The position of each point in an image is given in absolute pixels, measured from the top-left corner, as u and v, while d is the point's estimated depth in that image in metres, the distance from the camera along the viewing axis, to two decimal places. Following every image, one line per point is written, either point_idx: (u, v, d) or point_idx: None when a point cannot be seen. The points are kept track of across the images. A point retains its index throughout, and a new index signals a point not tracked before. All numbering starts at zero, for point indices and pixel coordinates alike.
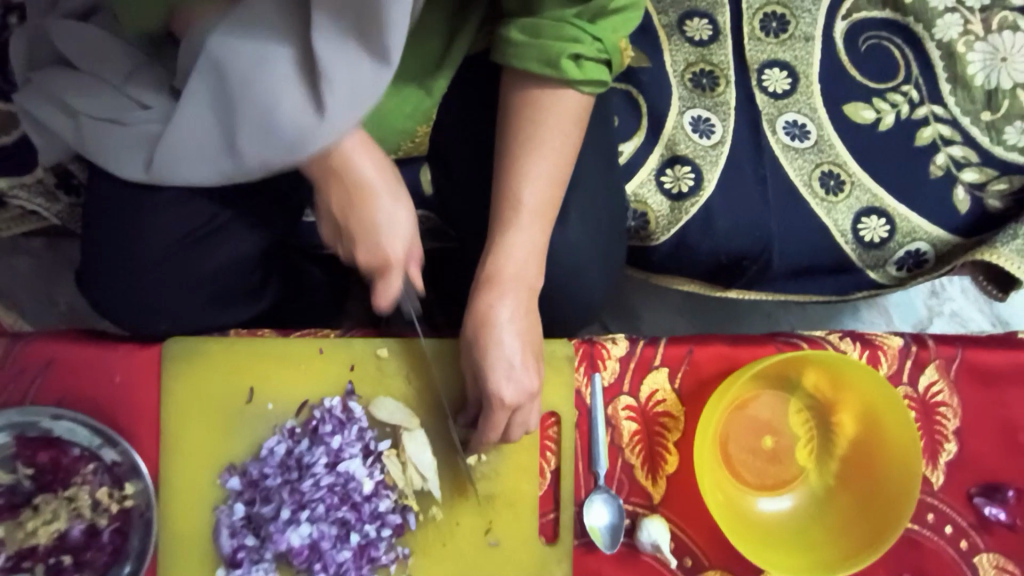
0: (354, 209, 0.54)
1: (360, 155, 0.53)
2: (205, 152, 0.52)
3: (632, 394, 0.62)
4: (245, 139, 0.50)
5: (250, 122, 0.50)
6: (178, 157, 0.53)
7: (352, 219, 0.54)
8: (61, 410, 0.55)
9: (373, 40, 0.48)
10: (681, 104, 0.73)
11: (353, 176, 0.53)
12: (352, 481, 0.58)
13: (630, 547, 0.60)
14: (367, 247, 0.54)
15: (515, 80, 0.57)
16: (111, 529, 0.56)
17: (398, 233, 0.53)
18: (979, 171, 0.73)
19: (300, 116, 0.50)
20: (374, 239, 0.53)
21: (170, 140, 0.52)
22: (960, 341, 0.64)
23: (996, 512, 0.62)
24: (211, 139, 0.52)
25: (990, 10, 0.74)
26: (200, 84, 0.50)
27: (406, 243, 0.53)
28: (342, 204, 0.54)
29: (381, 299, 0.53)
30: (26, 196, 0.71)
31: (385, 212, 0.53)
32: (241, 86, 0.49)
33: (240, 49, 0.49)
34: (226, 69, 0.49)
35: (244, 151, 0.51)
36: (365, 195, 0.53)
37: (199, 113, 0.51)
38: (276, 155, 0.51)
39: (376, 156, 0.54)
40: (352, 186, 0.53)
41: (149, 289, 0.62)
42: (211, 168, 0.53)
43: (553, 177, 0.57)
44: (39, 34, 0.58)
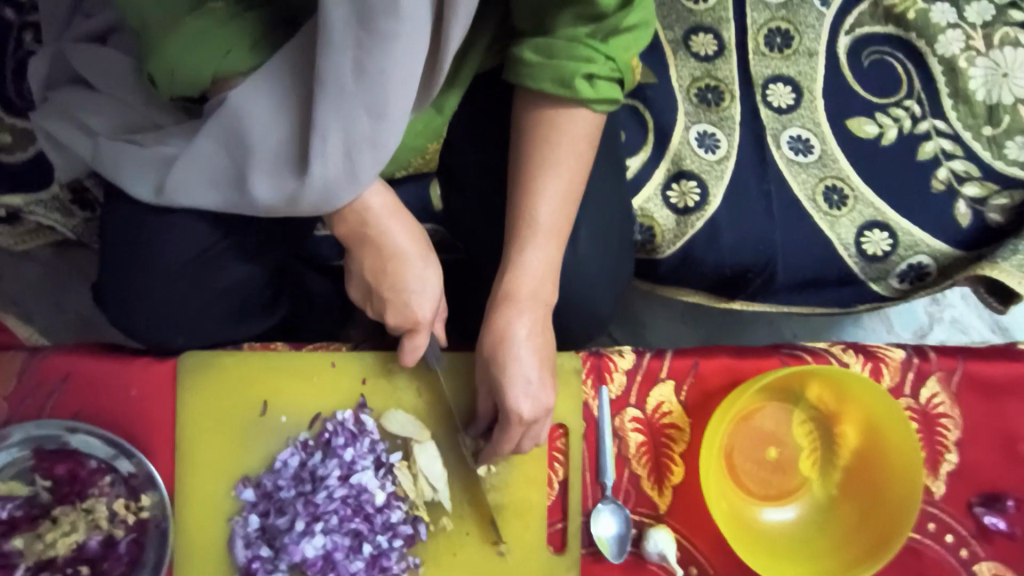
0: (387, 275, 0.56)
1: (393, 223, 0.55)
2: (217, 184, 0.53)
3: (639, 406, 0.63)
4: (258, 180, 0.51)
5: (264, 166, 0.51)
6: (189, 187, 0.54)
7: (385, 285, 0.56)
8: (76, 423, 0.56)
9: (377, 89, 0.48)
10: (687, 120, 0.74)
11: (386, 243, 0.55)
12: (364, 492, 0.59)
13: (637, 557, 0.61)
14: (397, 306, 0.56)
15: (527, 99, 0.58)
16: (127, 539, 0.57)
17: (428, 296, 0.56)
18: (981, 185, 0.74)
19: (314, 165, 0.51)
20: (396, 279, 0.56)
21: (184, 172, 0.53)
22: (961, 354, 0.66)
23: (996, 522, 0.63)
24: (225, 177, 0.53)
25: (992, 26, 0.75)
26: (216, 124, 0.51)
27: (433, 303, 0.56)
28: (375, 269, 0.56)
29: (408, 357, 0.57)
30: (44, 213, 0.72)
31: (418, 279, 0.56)
32: (258, 130, 0.50)
33: (259, 95, 0.50)
34: (242, 112, 0.50)
35: (255, 192, 0.52)
36: (399, 263, 0.55)
37: (213, 151, 0.52)
38: (285, 197, 0.52)
39: (409, 222, 0.56)
40: (386, 255, 0.55)
41: (164, 302, 0.63)
42: (221, 202, 0.54)
43: (567, 195, 0.58)
44: (57, 55, 0.59)
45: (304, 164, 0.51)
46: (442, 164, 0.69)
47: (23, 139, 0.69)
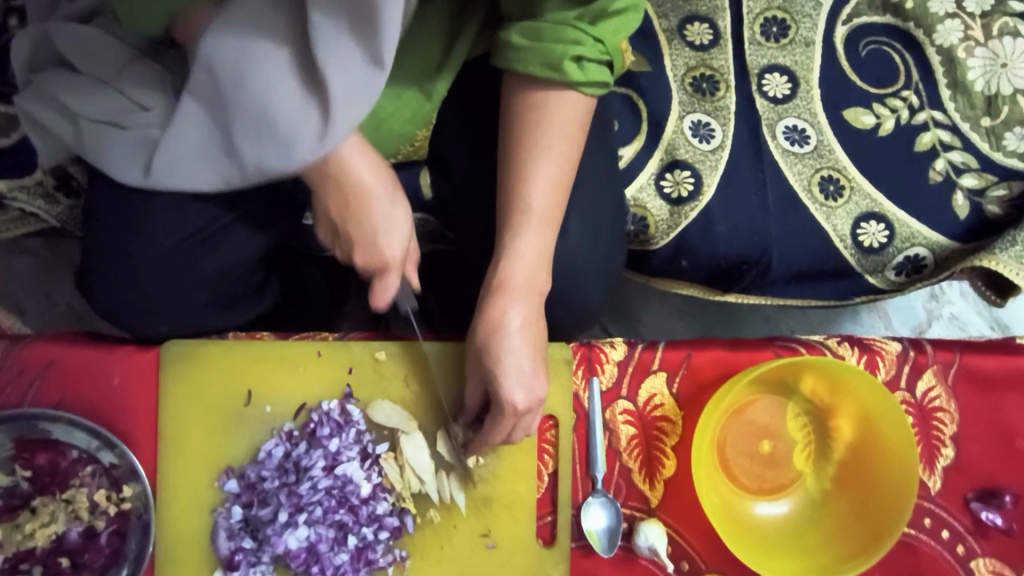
0: (350, 209, 0.54)
1: (356, 156, 0.53)
2: (204, 151, 0.52)
3: (630, 398, 0.62)
4: (241, 140, 0.50)
5: (246, 121, 0.50)
6: (177, 160, 0.53)
7: (350, 222, 0.54)
8: (57, 413, 0.55)
9: (367, 42, 0.48)
10: (681, 109, 0.73)
11: (350, 175, 0.53)
12: (349, 484, 0.58)
13: (627, 551, 0.60)
14: (365, 244, 0.54)
15: (516, 83, 0.57)
16: (109, 531, 0.56)
17: (394, 233, 0.54)
18: (979, 176, 0.73)
19: (294, 120, 0.49)
20: (361, 213, 0.54)
21: (170, 144, 0.53)
22: (958, 347, 0.65)
23: (994, 518, 0.62)
24: (210, 140, 0.52)
25: (990, 16, 0.74)
26: (196, 82, 0.50)
27: (403, 242, 0.54)
28: (338, 206, 0.54)
29: (378, 299, 0.54)
30: (27, 200, 0.71)
31: (384, 214, 0.54)
32: (235, 86, 0.49)
33: (228, 43, 0.48)
34: (218, 64, 0.49)
35: (241, 150, 0.51)
36: (361, 198, 0.53)
37: (196, 114, 0.51)
38: (271, 155, 0.51)
39: (374, 160, 0.54)
40: (347, 188, 0.53)
41: (149, 290, 0.62)
42: (209, 168, 0.53)
43: (559, 182, 0.57)
44: (41, 38, 0.57)
45: (286, 118, 0.49)
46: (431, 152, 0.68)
47: (8, 123, 0.67)
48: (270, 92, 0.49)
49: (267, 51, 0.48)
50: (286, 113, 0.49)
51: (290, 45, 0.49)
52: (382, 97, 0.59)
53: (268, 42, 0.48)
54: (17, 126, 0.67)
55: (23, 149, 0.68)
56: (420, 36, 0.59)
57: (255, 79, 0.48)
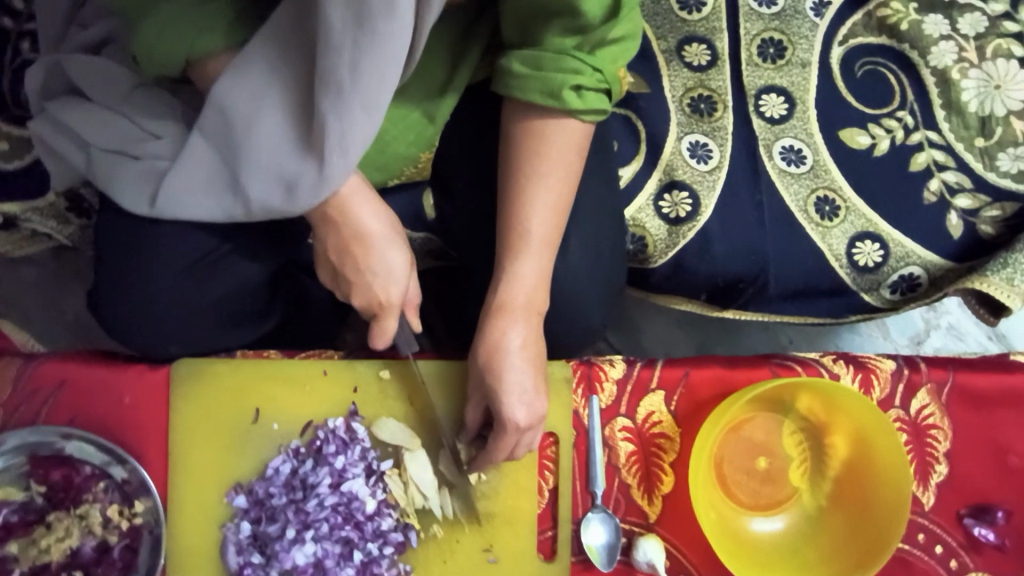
0: (349, 256, 0.56)
1: (361, 206, 0.54)
2: (209, 190, 0.54)
3: (629, 416, 0.63)
4: (247, 180, 0.52)
5: (255, 163, 0.51)
6: (182, 199, 0.54)
7: (348, 265, 0.56)
8: (70, 430, 0.57)
9: (370, 89, 0.47)
10: (679, 130, 0.75)
11: (351, 225, 0.54)
12: (355, 500, 0.59)
13: (626, 565, 0.62)
14: (361, 287, 0.56)
15: (516, 110, 0.58)
16: (121, 545, 0.58)
17: (393, 279, 0.55)
18: (972, 197, 0.74)
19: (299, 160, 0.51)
20: (360, 262, 0.55)
21: (178, 179, 0.54)
22: (951, 365, 0.66)
23: (985, 533, 0.64)
24: (218, 178, 0.53)
25: (985, 38, 0.75)
26: (207, 121, 0.52)
27: (401, 287, 0.56)
28: (337, 249, 0.56)
29: (377, 340, 0.57)
30: (40, 220, 0.74)
31: (382, 260, 0.55)
32: (246, 126, 0.50)
33: (241, 85, 0.50)
34: (230, 106, 0.50)
35: (247, 190, 0.52)
36: (362, 245, 0.55)
37: (204, 151, 0.52)
38: (277, 194, 0.52)
39: (374, 205, 0.55)
40: (347, 236, 0.55)
41: (159, 309, 0.64)
42: (215, 206, 0.54)
43: (558, 206, 0.58)
44: (55, 67, 0.59)
45: (295, 157, 0.51)
46: (434, 173, 0.69)
47: (21, 146, 0.70)
48: (280, 134, 0.50)
49: (280, 93, 0.50)
50: (295, 151, 0.51)
51: (302, 85, 0.50)
52: (386, 121, 0.61)
53: (283, 89, 0.50)
54: (31, 147, 0.71)
55: (35, 170, 0.71)
56: (424, 60, 0.61)
57: (266, 122, 0.50)
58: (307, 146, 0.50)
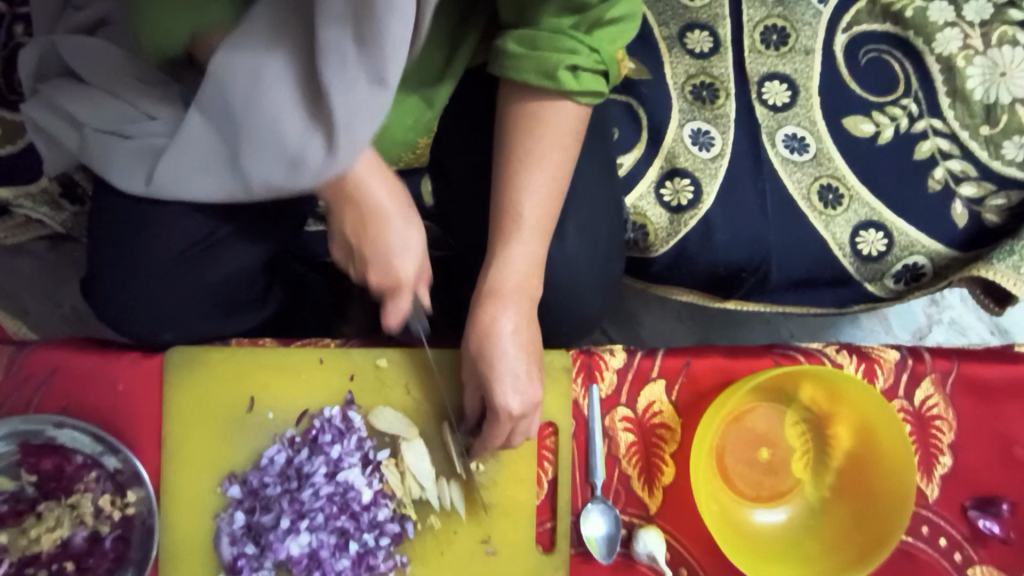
0: (368, 232, 0.54)
1: (372, 180, 0.54)
2: (209, 166, 0.53)
3: (629, 405, 0.62)
4: (248, 157, 0.50)
5: (255, 138, 0.50)
6: (181, 174, 0.53)
7: (366, 244, 0.55)
8: (63, 419, 0.56)
9: (375, 61, 0.47)
10: (681, 117, 0.74)
11: (367, 199, 0.54)
12: (351, 490, 0.58)
13: (626, 557, 0.61)
14: (379, 265, 0.55)
15: (514, 92, 0.57)
16: (113, 535, 0.57)
17: (408, 255, 0.55)
18: (978, 185, 0.73)
19: (303, 136, 0.50)
20: (377, 236, 0.54)
21: (175, 156, 0.53)
22: (956, 355, 0.65)
23: (990, 526, 0.63)
24: (217, 154, 0.52)
25: (990, 25, 0.74)
26: (204, 98, 0.50)
27: (416, 260, 0.55)
28: (357, 228, 0.55)
29: (390, 318, 0.56)
30: (32, 206, 0.73)
31: (399, 238, 0.54)
32: (245, 102, 0.49)
33: (239, 60, 0.49)
34: (226, 79, 0.49)
35: (248, 165, 0.51)
36: (379, 221, 0.54)
37: (203, 128, 0.51)
38: (278, 168, 0.51)
39: (388, 180, 0.55)
40: (366, 213, 0.54)
41: (153, 296, 0.63)
42: (214, 183, 0.53)
43: (552, 189, 0.57)
44: (50, 48, 0.58)
45: (294, 132, 0.49)
46: (433, 161, 0.69)
47: (12, 131, 0.68)
48: (280, 109, 0.49)
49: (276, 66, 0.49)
50: (296, 128, 0.49)
51: (301, 57, 0.49)
52: None
53: (279, 64, 0.49)
54: (23, 133, 0.69)
55: (28, 156, 0.70)
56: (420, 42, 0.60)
57: (266, 98, 0.49)
58: (310, 122, 0.50)
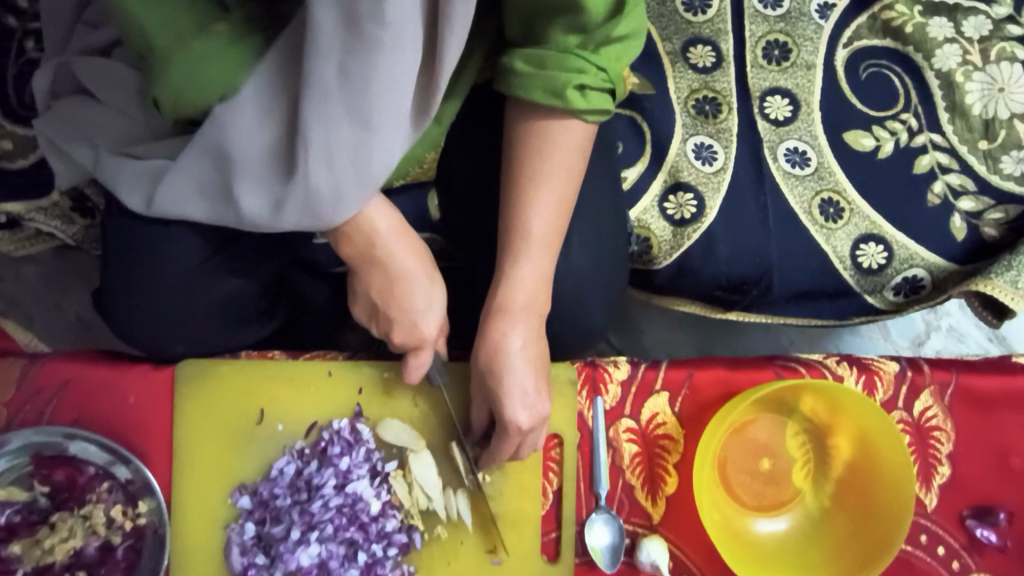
0: (394, 298, 0.56)
1: (397, 245, 0.55)
2: (206, 199, 0.53)
3: (633, 417, 0.63)
4: (244, 195, 0.50)
5: (252, 175, 0.50)
6: (180, 204, 0.54)
7: (390, 308, 0.57)
8: (73, 430, 0.57)
9: (375, 108, 0.46)
10: (684, 131, 0.75)
11: (395, 266, 0.55)
12: (360, 501, 0.59)
13: (630, 566, 0.62)
14: (405, 326, 0.57)
15: (520, 110, 0.58)
16: (124, 545, 0.58)
17: (433, 313, 0.57)
18: (976, 199, 0.74)
19: (299, 179, 0.49)
20: (403, 300, 0.56)
21: (173, 188, 0.53)
22: (954, 367, 0.66)
23: (988, 534, 0.64)
24: (213, 190, 0.52)
25: (989, 41, 0.75)
26: (201, 136, 0.50)
27: (439, 323, 0.58)
28: (382, 290, 0.56)
29: (412, 374, 0.58)
30: (45, 219, 0.73)
31: (424, 302, 0.57)
32: (242, 143, 0.49)
33: (237, 101, 0.48)
34: (228, 122, 0.48)
35: (242, 203, 0.51)
36: (405, 285, 0.56)
37: (199, 164, 0.51)
38: (270, 203, 0.50)
39: (414, 246, 0.56)
40: (392, 277, 0.56)
41: (164, 308, 0.64)
42: (212, 216, 0.53)
43: (559, 206, 0.58)
44: (62, 67, 0.59)
45: (290, 170, 0.49)
46: (439, 174, 0.70)
47: (27, 145, 0.70)
48: (280, 151, 0.49)
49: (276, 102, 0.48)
50: (293, 170, 0.49)
51: (300, 100, 0.48)
52: None
53: (279, 101, 0.48)
54: (35, 147, 0.71)
55: (39, 169, 0.71)
56: None
57: (265, 140, 0.49)
58: (308, 165, 0.49)
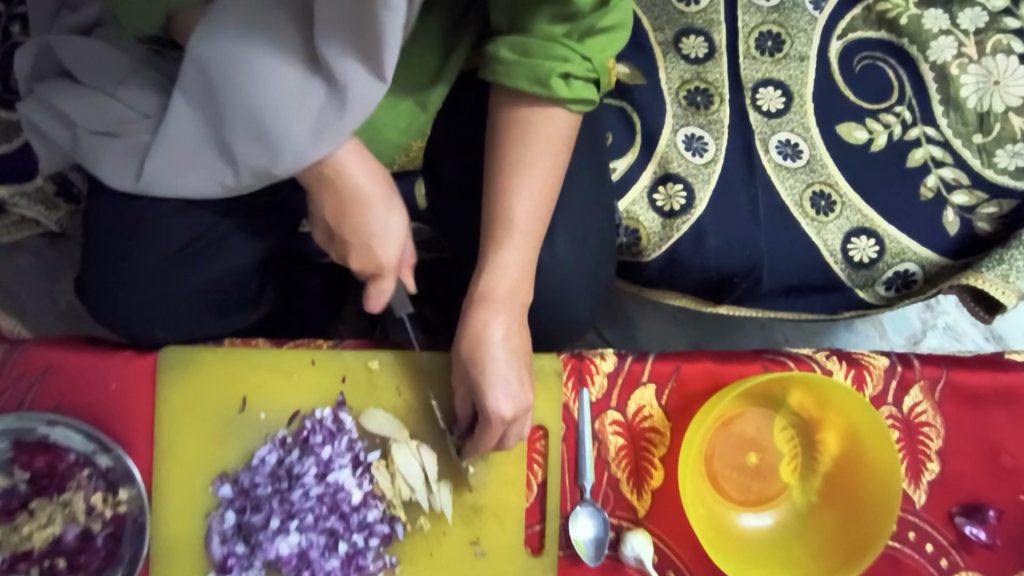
0: (348, 216, 0.55)
1: (354, 165, 0.54)
2: (196, 153, 0.53)
3: (619, 409, 0.63)
4: (232, 139, 0.50)
5: (234, 124, 0.50)
6: (167, 163, 0.53)
7: (347, 227, 0.55)
8: (55, 417, 0.56)
9: (371, 54, 0.48)
10: (675, 122, 0.74)
11: (347, 183, 0.54)
12: (341, 491, 0.59)
13: (614, 560, 0.61)
14: (359, 249, 0.56)
15: (505, 98, 0.57)
16: (104, 533, 0.57)
17: (390, 240, 0.55)
18: (970, 194, 0.73)
19: (283, 114, 0.49)
20: (357, 220, 0.55)
21: (161, 145, 0.53)
22: (945, 362, 0.65)
23: (977, 532, 0.63)
24: (202, 141, 0.52)
25: (985, 33, 0.74)
26: (187, 82, 0.50)
27: (399, 245, 0.55)
28: (334, 208, 0.55)
29: (373, 302, 0.56)
30: (28, 205, 0.75)
31: (382, 224, 0.55)
32: (223, 84, 0.49)
33: (217, 43, 0.49)
34: (206, 62, 0.49)
35: (230, 148, 0.51)
36: (359, 205, 0.54)
37: (186, 113, 0.51)
38: (262, 152, 0.51)
39: (370, 165, 0.55)
40: (345, 195, 0.54)
41: (148, 294, 0.63)
42: (204, 170, 0.53)
43: (543, 196, 0.58)
44: (44, 48, 0.58)
45: (278, 113, 0.49)
46: (426, 163, 0.69)
47: (10, 130, 0.70)
48: (261, 88, 0.49)
49: (257, 45, 0.49)
50: (278, 106, 0.49)
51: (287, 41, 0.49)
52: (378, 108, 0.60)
53: (263, 41, 0.49)
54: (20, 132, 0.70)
55: (23, 154, 0.71)
56: (412, 46, 0.60)
57: (245, 79, 0.49)
58: (291, 102, 0.49)
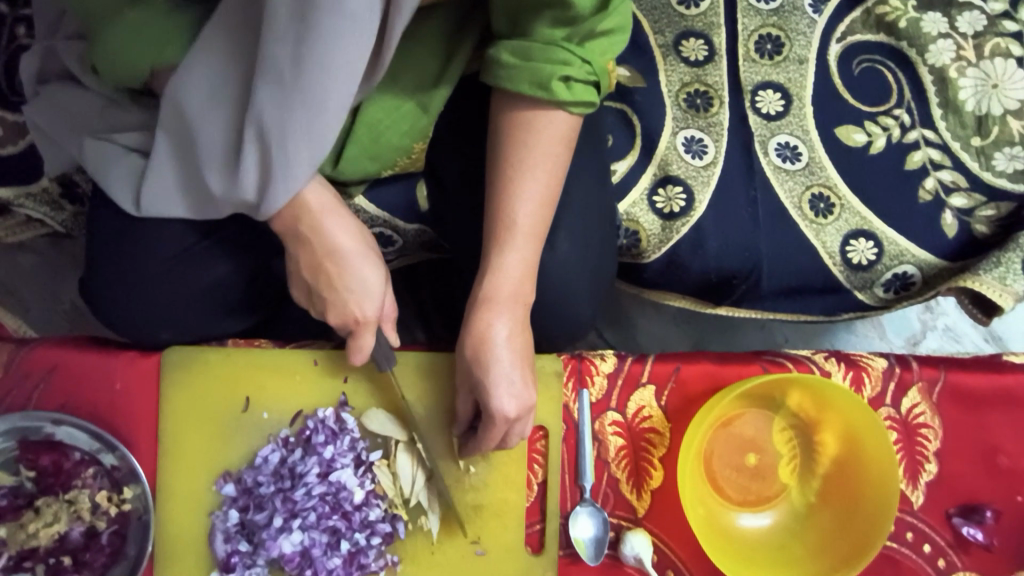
0: (326, 274, 0.56)
1: (329, 219, 0.55)
2: (181, 186, 0.54)
3: (619, 410, 0.63)
4: (213, 175, 0.51)
5: (215, 160, 0.51)
6: (158, 198, 0.55)
7: (324, 282, 0.56)
8: (60, 416, 0.57)
9: (326, 86, 0.47)
10: (675, 125, 0.75)
11: (324, 239, 0.55)
12: (343, 490, 0.59)
13: (613, 559, 0.62)
14: (337, 307, 0.56)
15: (505, 100, 0.58)
16: (109, 531, 0.58)
17: (367, 297, 0.56)
18: (968, 196, 0.74)
19: (255, 153, 0.50)
20: (334, 277, 0.55)
21: (149, 183, 0.54)
22: (943, 364, 0.66)
23: (974, 532, 0.63)
24: (187, 174, 0.53)
25: (983, 36, 0.75)
26: (167, 119, 0.52)
27: (375, 302, 0.56)
28: (313, 265, 0.56)
29: (352, 356, 0.57)
30: (33, 206, 0.75)
31: (359, 277, 0.55)
32: (201, 120, 0.50)
33: (194, 81, 0.50)
34: (182, 99, 0.50)
35: (211, 185, 0.52)
36: (337, 261, 0.55)
37: (170, 148, 0.53)
38: (239, 187, 0.51)
39: (347, 220, 0.56)
40: (324, 251, 0.55)
41: (153, 293, 0.64)
42: (191, 202, 0.55)
43: (544, 197, 0.58)
44: (50, 53, 0.60)
45: (252, 149, 0.50)
46: (427, 165, 0.70)
47: (16, 132, 0.71)
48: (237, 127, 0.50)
49: (231, 85, 0.50)
50: (251, 143, 0.50)
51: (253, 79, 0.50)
52: (381, 110, 0.61)
53: (237, 80, 0.50)
54: (24, 133, 0.71)
55: (30, 155, 0.72)
56: (415, 50, 0.60)
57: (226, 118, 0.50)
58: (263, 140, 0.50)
